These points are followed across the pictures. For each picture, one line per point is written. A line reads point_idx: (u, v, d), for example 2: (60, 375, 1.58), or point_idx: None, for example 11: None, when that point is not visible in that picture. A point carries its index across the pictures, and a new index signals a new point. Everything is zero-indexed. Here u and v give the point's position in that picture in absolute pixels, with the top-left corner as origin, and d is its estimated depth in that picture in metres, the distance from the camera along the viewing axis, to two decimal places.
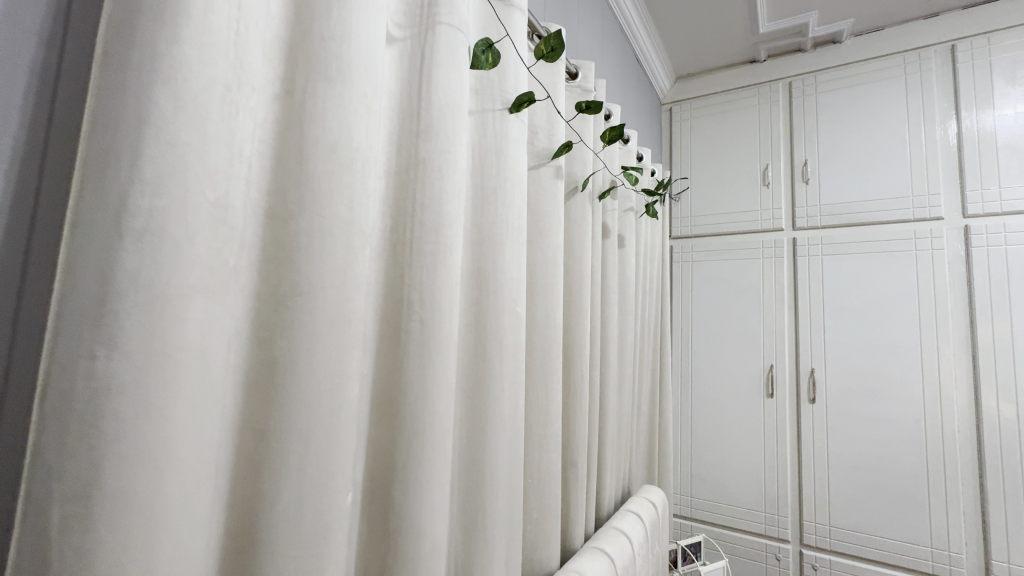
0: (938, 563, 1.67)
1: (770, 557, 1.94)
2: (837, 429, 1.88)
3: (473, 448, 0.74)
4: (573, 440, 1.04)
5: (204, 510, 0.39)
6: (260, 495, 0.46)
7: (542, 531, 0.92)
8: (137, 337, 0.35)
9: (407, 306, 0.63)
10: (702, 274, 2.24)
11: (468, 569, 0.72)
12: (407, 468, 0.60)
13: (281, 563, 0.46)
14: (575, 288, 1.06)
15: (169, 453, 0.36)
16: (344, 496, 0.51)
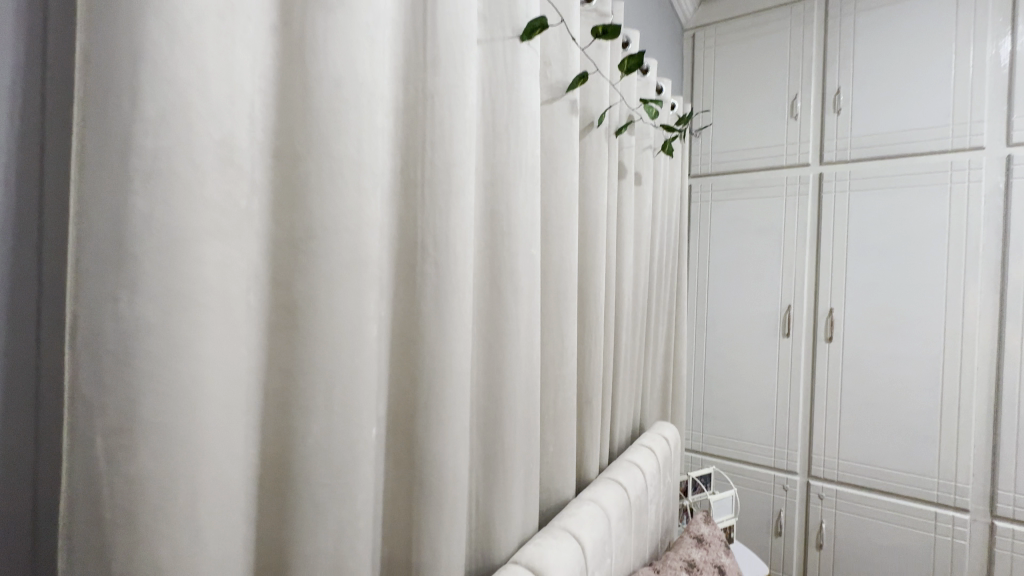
0: (943, 493, 1.73)
1: (778, 487, 2.02)
2: (852, 367, 1.89)
3: (490, 387, 0.76)
4: (588, 379, 1.06)
5: (240, 441, 0.42)
6: (290, 429, 0.49)
7: (558, 464, 0.97)
8: (160, 279, 0.35)
9: (421, 248, 0.62)
10: (722, 213, 2.18)
11: (489, 496, 0.76)
12: (428, 405, 0.62)
13: (315, 489, 0.49)
14: (590, 230, 1.04)
15: (201, 389, 0.37)
16: (369, 430, 0.54)
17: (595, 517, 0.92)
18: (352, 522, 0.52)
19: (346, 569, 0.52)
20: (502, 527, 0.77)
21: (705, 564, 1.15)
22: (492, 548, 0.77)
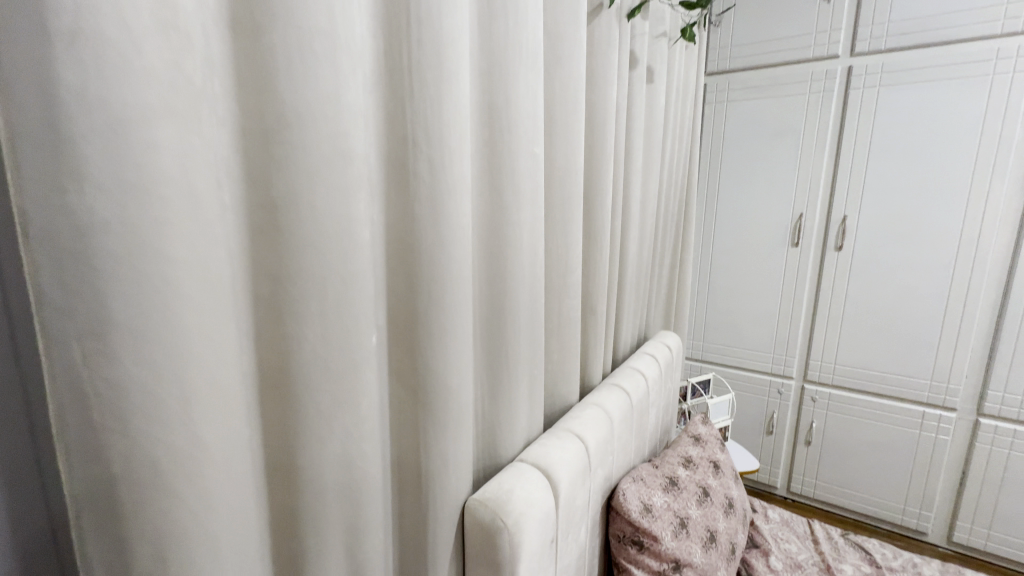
0: (933, 394, 1.80)
1: (773, 391, 2.10)
2: (859, 276, 1.87)
3: (493, 295, 0.73)
4: (593, 289, 1.04)
5: (229, 346, 0.39)
6: (283, 338, 0.46)
7: (562, 371, 0.98)
8: (109, 165, 0.31)
9: (412, 144, 0.56)
10: (738, 115, 2.03)
11: (495, 402, 0.77)
12: (428, 313, 0.60)
13: (316, 395, 0.48)
14: (597, 130, 0.95)
15: (176, 292, 0.34)
16: (369, 337, 0.52)
17: (598, 419, 0.95)
18: (358, 426, 0.52)
19: (356, 468, 0.53)
20: (507, 429, 0.79)
21: (701, 459, 1.21)
22: (499, 450, 0.79)
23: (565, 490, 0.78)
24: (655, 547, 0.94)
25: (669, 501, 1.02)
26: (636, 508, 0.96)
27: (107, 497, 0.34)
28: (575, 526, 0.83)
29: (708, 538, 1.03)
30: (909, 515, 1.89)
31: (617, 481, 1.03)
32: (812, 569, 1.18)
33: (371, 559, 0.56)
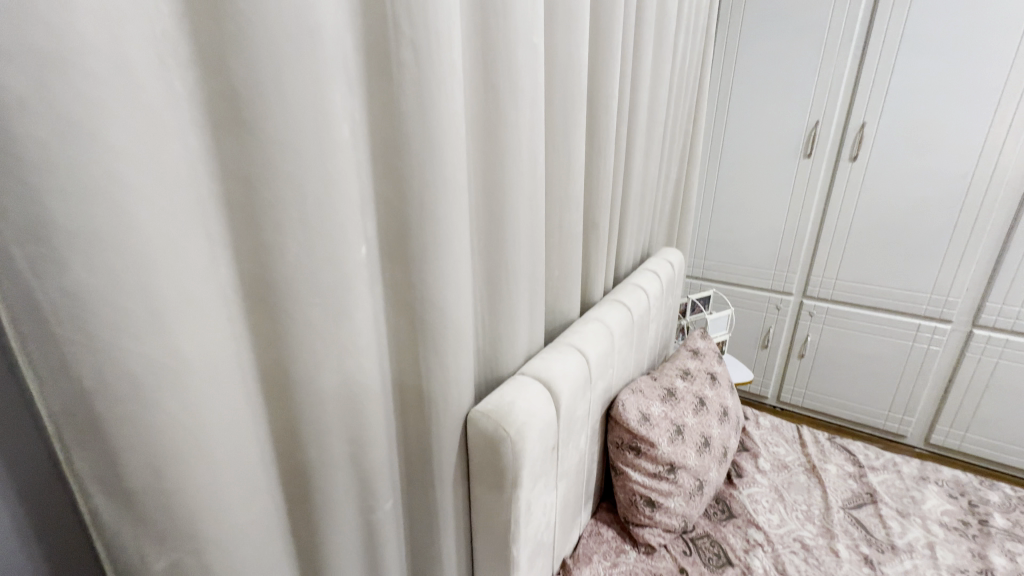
0: (931, 307, 1.81)
1: (771, 307, 2.11)
2: (871, 189, 1.79)
3: (491, 206, 0.68)
4: (596, 202, 0.99)
5: (199, 255, 0.36)
6: (263, 249, 0.42)
7: (563, 287, 0.95)
8: (17, 29, 0.25)
9: (393, 25, 0.48)
10: (758, 9, 1.82)
11: (495, 317, 0.75)
12: (421, 223, 0.55)
13: (307, 309, 0.45)
14: (604, 18, 0.84)
15: (127, 190, 0.30)
16: (358, 249, 0.48)
17: (599, 334, 0.94)
18: (352, 340, 0.50)
19: (355, 382, 0.52)
20: (508, 344, 0.78)
21: (699, 371, 1.24)
22: (500, 365, 0.79)
23: (566, 401, 0.79)
24: (651, 452, 0.98)
25: (666, 410, 1.05)
26: (635, 417, 0.99)
27: (88, 415, 0.32)
28: (574, 434, 0.85)
29: (702, 444, 1.07)
30: (891, 420, 1.99)
31: (617, 392, 1.05)
32: (798, 468, 1.25)
33: (377, 466, 0.57)
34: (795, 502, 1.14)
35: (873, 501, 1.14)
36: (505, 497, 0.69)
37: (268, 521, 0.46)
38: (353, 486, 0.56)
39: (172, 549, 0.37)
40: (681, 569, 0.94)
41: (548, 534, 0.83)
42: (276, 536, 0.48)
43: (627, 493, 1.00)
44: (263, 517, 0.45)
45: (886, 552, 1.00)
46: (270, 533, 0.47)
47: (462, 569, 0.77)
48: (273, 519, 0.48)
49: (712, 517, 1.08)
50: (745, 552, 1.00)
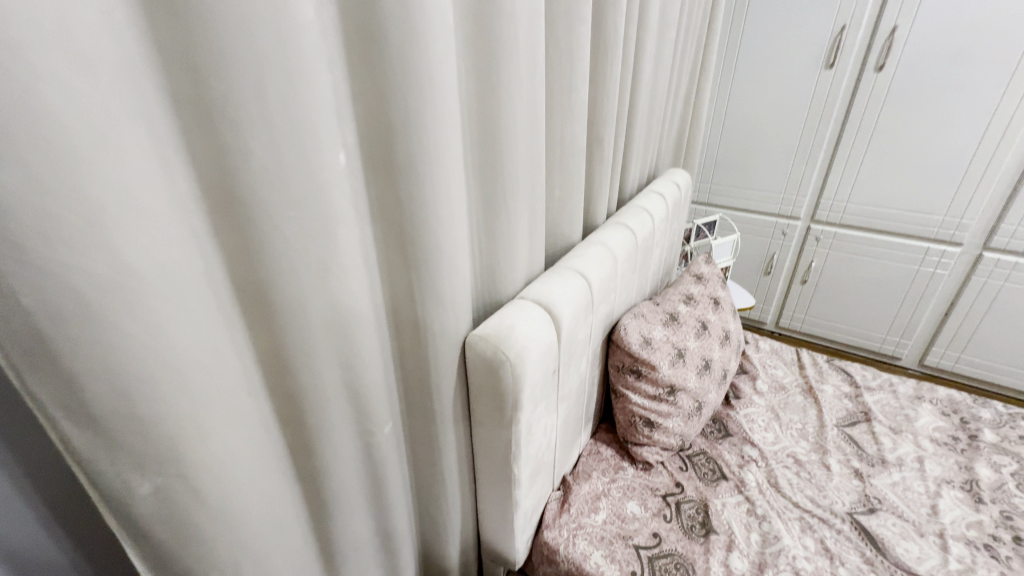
0: (942, 230, 1.75)
1: (777, 232, 2.05)
2: (895, 102, 1.67)
3: (485, 115, 0.61)
4: (600, 114, 0.90)
5: (139, 153, 0.31)
6: (223, 155, 0.37)
7: (564, 209, 0.90)
8: None
9: None
10: None
11: (492, 240, 0.70)
12: (406, 131, 0.49)
13: (282, 225, 0.41)
14: None
15: (34, 70, 0.25)
16: (335, 157, 0.43)
17: (602, 258, 0.91)
18: (336, 260, 0.46)
19: (344, 307, 0.48)
20: (506, 267, 0.74)
21: (702, 296, 1.21)
22: (498, 289, 0.75)
23: (567, 326, 0.77)
24: (652, 375, 0.98)
25: (668, 334, 1.04)
26: (636, 341, 0.98)
27: (35, 338, 0.28)
28: (575, 358, 0.84)
29: (703, 367, 1.07)
30: (888, 343, 2.01)
31: (618, 317, 1.03)
32: (795, 389, 1.27)
33: (372, 391, 0.55)
34: (790, 421, 1.16)
35: (867, 418, 1.16)
36: (506, 420, 0.69)
37: (260, 445, 0.45)
38: (350, 410, 0.54)
39: (156, 474, 0.35)
40: (677, 483, 0.98)
41: (548, 454, 0.85)
42: (271, 459, 0.47)
43: (626, 414, 1.01)
44: (254, 442, 0.43)
45: (876, 466, 1.04)
46: (264, 457, 0.45)
47: (465, 486, 0.79)
48: (266, 443, 0.46)
49: (709, 436, 1.11)
50: (739, 467, 1.03)
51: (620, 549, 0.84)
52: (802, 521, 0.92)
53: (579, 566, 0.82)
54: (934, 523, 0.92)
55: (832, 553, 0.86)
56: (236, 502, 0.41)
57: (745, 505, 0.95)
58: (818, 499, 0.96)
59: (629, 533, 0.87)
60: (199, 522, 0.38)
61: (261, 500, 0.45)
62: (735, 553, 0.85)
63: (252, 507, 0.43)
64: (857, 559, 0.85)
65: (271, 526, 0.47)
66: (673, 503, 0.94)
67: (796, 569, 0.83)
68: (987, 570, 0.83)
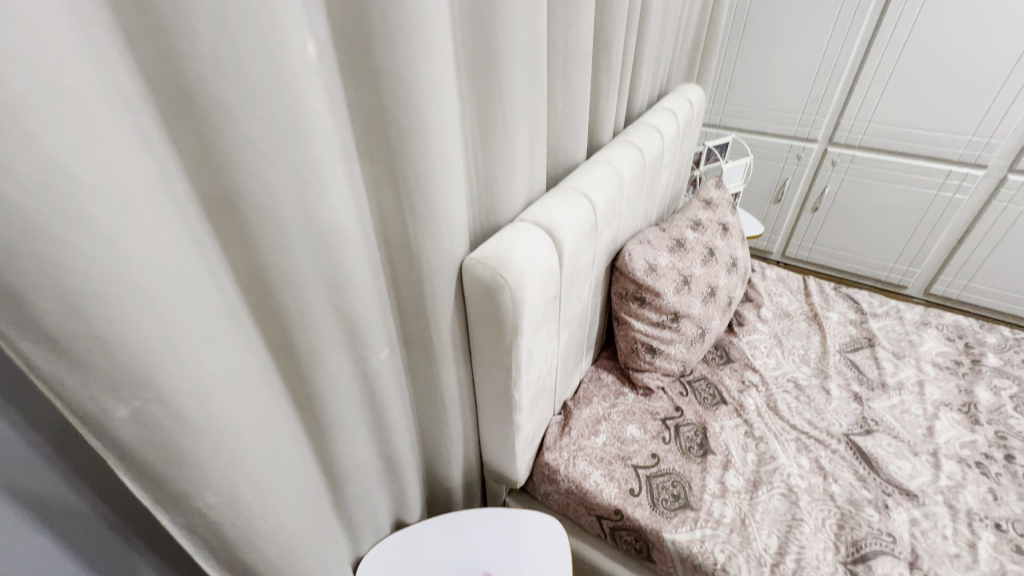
0: (967, 152, 1.66)
1: (791, 157, 1.95)
2: (936, 6, 1.51)
3: (479, 6, 0.53)
4: (610, 13, 0.80)
5: (54, 23, 0.25)
6: (164, 38, 0.30)
7: (567, 125, 0.82)
8: None
9: None
10: None
11: (490, 156, 0.64)
12: (387, 19, 0.42)
13: (247, 128, 0.35)
14: None
15: None
16: (302, 48, 0.36)
17: (607, 179, 0.85)
18: (314, 171, 0.41)
19: (327, 225, 0.44)
20: (505, 188, 0.69)
21: (710, 222, 1.16)
22: (496, 211, 0.71)
23: (569, 250, 0.73)
24: (656, 302, 0.96)
25: (673, 261, 1.00)
26: (641, 268, 0.94)
27: None
28: (578, 284, 0.81)
29: (708, 293, 1.04)
30: (895, 272, 1.98)
31: (622, 242, 0.98)
32: (799, 316, 1.25)
33: (363, 316, 0.53)
34: (792, 347, 1.15)
35: (870, 344, 1.15)
36: (506, 346, 0.67)
37: (246, 368, 0.43)
38: (342, 336, 0.52)
39: (131, 397, 0.33)
40: (677, 407, 0.99)
41: (549, 380, 0.84)
42: (260, 383, 0.45)
43: (628, 341, 1.00)
44: (238, 365, 0.41)
45: (875, 389, 1.04)
46: (252, 380, 0.43)
47: (467, 412, 0.79)
48: (253, 367, 0.44)
49: (710, 362, 1.11)
50: (739, 392, 1.04)
51: (620, 469, 0.87)
52: (799, 442, 0.94)
53: (579, 484, 0.85)
54: (928, 442, 0.93)
55: (826, 471, 0.88)
56: (224, 426, 0.39)
57: (743, 427, 0.96)
58: (816, 421, 0.97)
59: (628, 454, 0.89)
60: (186, 445, 0.37)
61: (253, 423, 0.43)
62: (731, 471, 0.87)
63: (244, 430, 0.42)
64: (850, 476, 0.87)
65: (267, 449, 0.46)
66: (672, 426, 0.95)
67: (790, 485, 0.85)
68: (976, 486, 0.85)
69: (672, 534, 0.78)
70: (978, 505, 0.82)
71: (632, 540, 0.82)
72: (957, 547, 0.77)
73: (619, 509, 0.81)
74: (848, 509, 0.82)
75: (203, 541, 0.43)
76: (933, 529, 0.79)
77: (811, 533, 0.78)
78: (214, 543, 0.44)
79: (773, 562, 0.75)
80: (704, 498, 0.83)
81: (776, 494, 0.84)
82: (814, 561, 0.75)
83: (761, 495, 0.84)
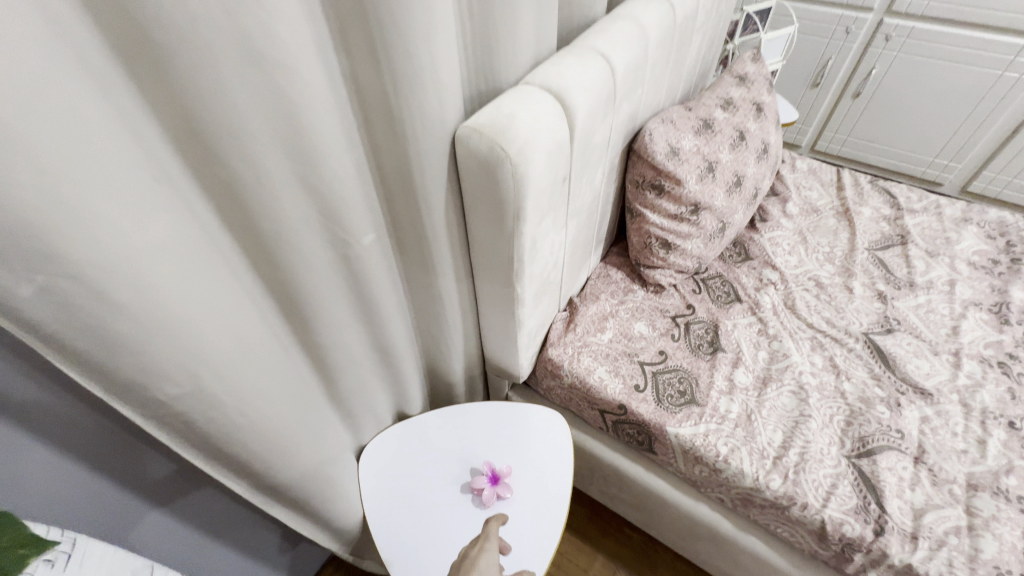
0: None
1: (839, 32, 1.69)
2: None
3: None
4: None
5: None
6: None
7: None
8: None
9: None
10: None
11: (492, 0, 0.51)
12: None
13: None
14: None
15: None
16: None
17: (631, 38, 0.70)
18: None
19: (278, 76, 0.34)
20: (509, 44, 0.56)
21: (743, 101, 1.02)
22: (497, 74, 0.59)
23: (581, 123, 0.62)
24: (676, 192, 0.86)
25: (699, 144, 0.89)
26: (662, 151, 0.83)
27: None
28: (590, 167, 0.71)
29: (733, 183, 0.94)
30: (934, 168, 1.82)
31: (642, 121, 0.86)
32: (829, 212, 1.15)
33: (339, 195, 0.45)
34: (817, 245, 1.07)
35: (903, 242, 1.07)
36: (507, 234, 0.60)
37: (190, 244, 0.36)
38: (315, 218, 0.45)
39: (35, 270, 0.27)
40: (688, 305, 0.94)
41: (555, 275, 0.78)
42: (214, 263, 0.39)
43: (641, 235, 0.92)
44: (176, 240, 0.35)
45: (902, 288, 0.98)
46: (200, 259, 0.37)
47: (466, 308, 0.74)
48: (202, 244, 0.37)
49: (728, 259, 1.04)
50: (756, 290, 0.98)
51: (625, 365, 0.84)
52: (814, 340, 0.90)
53: (583, 380, 0.83)
54: (951, 342, 0.89)
55: (839, 369, 0.85)
56: (161, 307, 0.34)
57: (757, 326, 0.92)
58: (835, 319, 0.93)
59: (634, 351, 0.86)
60: (115, 325, 0.32)
61: (204, 307, 0.38)
62: (740, 369, 0.84)
63: (193, 313, 0.37)
64: (864, 375, 0.84)
65: (231, 336, 0.41)
66: (682, 324, 0.91)
67: (800, 383, 0.82)
68: (995, 385, 0.82)
69: (675, 428, 0.77)
70: (994, 403, 0.80)
71: (633, 433, 0.82)
72: (965, 443, 0.76)
73: (622, 404, 0.80)
74: (858, 407, 0.80)
75: (174, 431, 0.40)
76: (944, 427, 0.78)
77: (818, 429, 0.77)
78: (186, 433, 0.42)
79: (776, 455, 0.74)
80: (710, 394, 0.81)
81: (785, 391, 0.82)
82: (817, 455, 0.74)
83: (770, 392, 0.81)
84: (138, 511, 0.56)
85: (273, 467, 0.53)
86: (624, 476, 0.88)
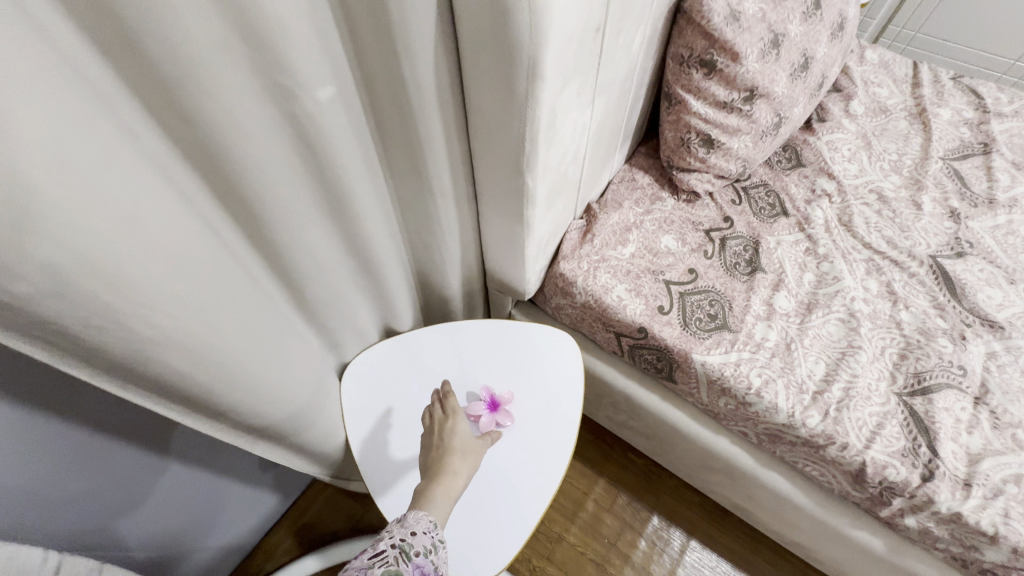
0: None
1: None
2: None
3: None
4: None
5: None
6: None
7: None
8: None
9: None
10: None
11: None
12: None
13: None
14: None
15: None
16: None
17: None
18: None
19: None
20: None
21: None
22: None
23: None
24: (729, 71, 0.69)
25: (766, 8, 0.69)
26: (721, 13, 0.64)
27: None
28: (628, 23, 0.54)
29: (799, 65, 0.76)
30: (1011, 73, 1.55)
31: None
32: (899, 113, 0.97)
33: (278, 40, 0.31)
34: (883, 151, 0.90)
35: (985, 152, 0.90)
36: (516, 105, 0.45)
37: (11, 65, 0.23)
38: (242, 66, 0.31)
39: None
40: (726, 217, 0.80)
41: (573, 172, 0.64)
42: (49, 86, 0.25)
43: (677, 129, 0.76)
44: None
45: (979, 207, 0.83)
46: (31, 90, 0.24)
47: (464, 209, 0.61)
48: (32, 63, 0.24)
49: (775, 165, 0.88)
50: (806, 203, 0.83)
51: (649, 284, 0.72)
52: (871, 263, 0.77)
53: (598, 299, 0.72)
54: None
55: (897, 296, 0.73)
56: None
57: (805, 244, 0.78)
58: (898, 240, 0.79)
59: (659, 268, 0.74)
60: None
61: (52, 173, 0.25)
62: (782, 292, 0.72)
63: (15, 162, 0.24)
64: (925, 304, 0.73)
65: (97, 206, 0.28)
66: (717, 238, 0.78)
67: (851, 310, 0.71)
68: None
69: (702, 356, 0.67)
70: None
71: (652, 359, 0.72)
72: None
73: (643, 327, 0.70)
74: (916, 339, 0.69)
75: (53, 344, 0.31)
76: (1012, 365, 0.67)
77: (867, 363, 0.66)
78: (73, 349, 0.32)
79: (816, 389, 0.65)
80: (746, 319, 0.70)
81: (832, 319, 0.70)
82: (865, 391, 0.64)
83: (815, 320, 0.70)
84: (103, 449, 0.51)
85: (220, 397, 0.44)
86: (636, 405, 0.80)
